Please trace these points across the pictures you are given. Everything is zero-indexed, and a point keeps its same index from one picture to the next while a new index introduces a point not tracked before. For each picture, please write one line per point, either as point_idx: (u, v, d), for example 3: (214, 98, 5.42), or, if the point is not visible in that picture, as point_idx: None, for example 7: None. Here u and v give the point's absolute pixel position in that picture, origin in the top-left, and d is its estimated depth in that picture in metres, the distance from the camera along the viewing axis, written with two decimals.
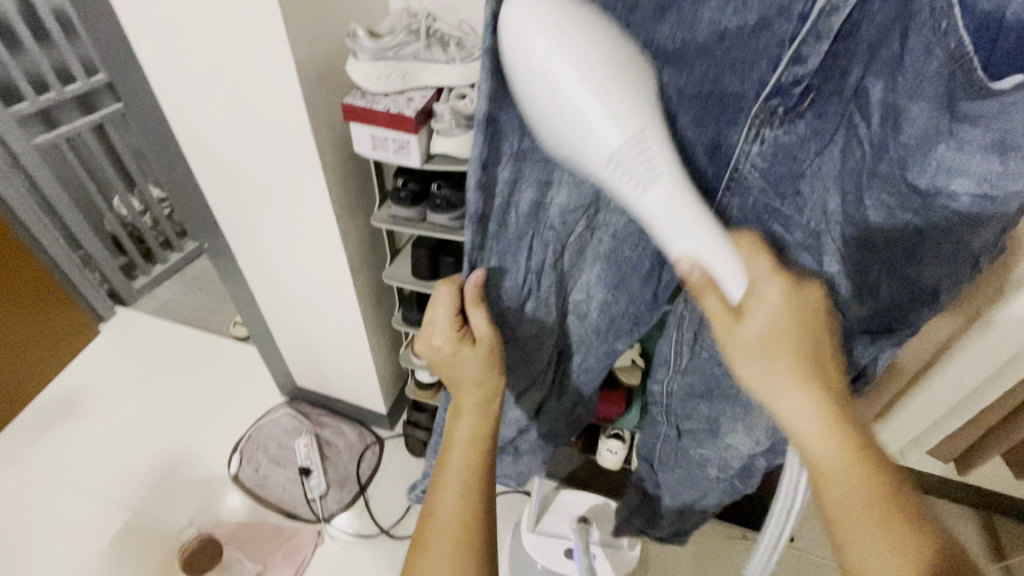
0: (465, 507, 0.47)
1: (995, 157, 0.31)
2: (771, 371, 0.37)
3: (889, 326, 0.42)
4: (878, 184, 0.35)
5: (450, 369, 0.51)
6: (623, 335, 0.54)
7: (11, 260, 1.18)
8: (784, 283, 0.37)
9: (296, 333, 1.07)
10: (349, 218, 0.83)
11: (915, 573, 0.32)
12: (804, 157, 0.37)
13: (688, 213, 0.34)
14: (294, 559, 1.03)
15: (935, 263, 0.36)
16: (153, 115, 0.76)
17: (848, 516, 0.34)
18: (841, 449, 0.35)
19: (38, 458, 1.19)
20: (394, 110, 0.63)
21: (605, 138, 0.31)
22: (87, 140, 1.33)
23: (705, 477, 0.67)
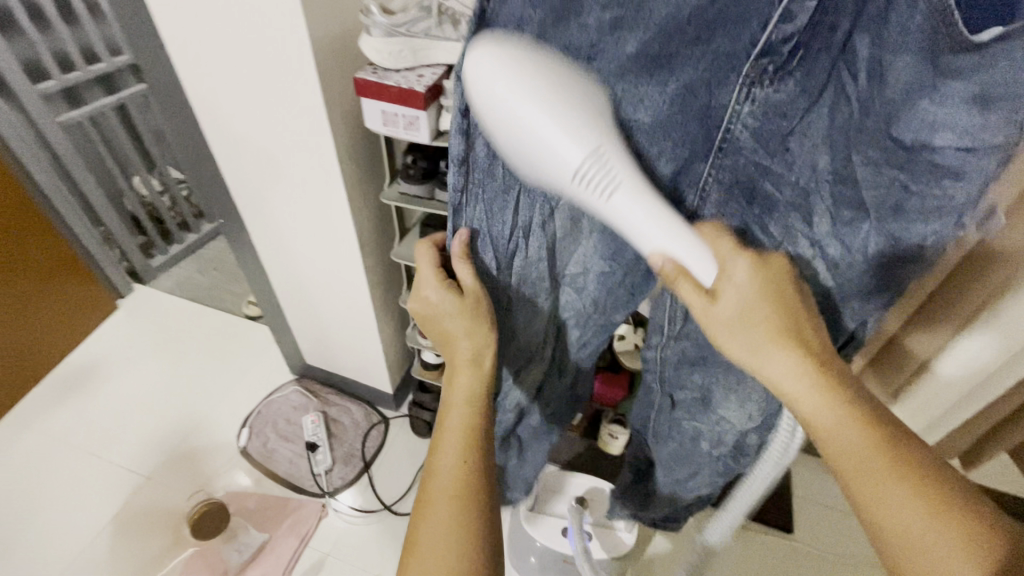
0: (462, 460, 0.46)
1: (976, 111, 0.32)
2: (753, 340, 0.41)
3: (882, 286, 0.43)
4: (864, 138, 0.38)
5: (440, 321, 0.52)
6: (620, 308, 0.57)
7: (34, 233, 1.22)
8: (749, 261, 0.42)
9: (306, 311, 1.09)
10: (360, 196, 0.85)
11: (912, 488, 0.36)
12: (794, 114, 0.39)
13: (653, 215, 0.38)
14: (299, 530, 1.06)
15: (923, 219, 0.38)
16: (172, 90, 0.78)
17: (847, 460, 0.38)
18: (823, 402, 0.39)
19: (56, 425, 1.23)
20: (404, 85, 0.64)
21: (567, 158, 0.35)
22: (110, 119, 1.37)
23: (698, 453, 0.66)
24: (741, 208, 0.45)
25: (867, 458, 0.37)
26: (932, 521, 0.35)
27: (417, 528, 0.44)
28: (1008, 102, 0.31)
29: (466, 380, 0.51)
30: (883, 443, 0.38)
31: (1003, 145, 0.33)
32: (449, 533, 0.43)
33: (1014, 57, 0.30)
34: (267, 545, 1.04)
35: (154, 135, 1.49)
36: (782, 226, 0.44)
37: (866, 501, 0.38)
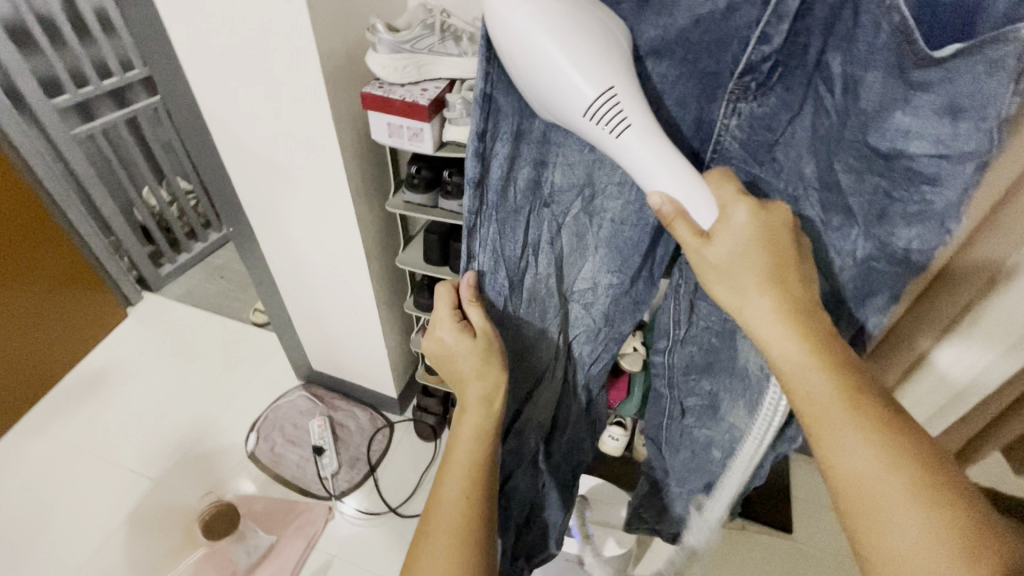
0: (466, 495, 0.47)
1: (946, 120, 0.34)
2: (741, 282, 0.40)
3: (869, 292, 0.44)
4: (844, 148, 0.40)
5: (454, 363, 0.54)
6: (627, 316, 0.59)
7: (48, 242, 1.25)
8: (749, 204, 0.40)
9: (312, 317, 1.12)
10: (367, 205, 0.87)
11: (886, 453, 0.34)
12: (778, 126, 0.44)
13: (661, 158, 0.39)
14: (306, 532, 1.08)
15: (906, 225, 0.38)
16: (186, 104, 0.81)
17: (814, 410, 0.37)
18: (803, 346, 0.38)
19: (68, 429, 1.25)
20: (409, 99, 0.67)
21: (581, 95, 0.37)
22: (121, 132, 1.40)
23: (711, 461, 0.67)
24: None
25: (837, 408, 0.36)
26: (896, 484, 0.33)
27: (414, 558, 0.45)
28: (976, 111, 0.32)
29: (474, 420, 0.52)
30: (855, 399, 0.36)
31: (976, 152, 0.34)
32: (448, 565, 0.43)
33: (976, 71, 0.31)
34: (275, 547, 1.06)
35: (164, 147, 1.53)
36: None
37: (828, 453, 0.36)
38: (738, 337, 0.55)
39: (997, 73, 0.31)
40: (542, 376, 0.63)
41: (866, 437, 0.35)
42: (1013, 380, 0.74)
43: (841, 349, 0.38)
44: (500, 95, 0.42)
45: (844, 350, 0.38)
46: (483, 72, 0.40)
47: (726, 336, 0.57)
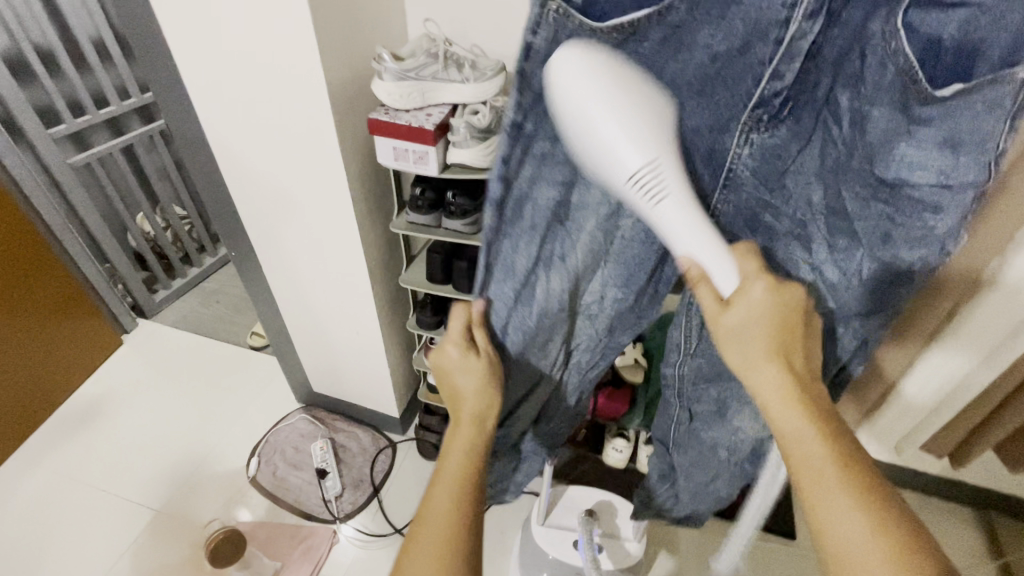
0: (455, 505, 0.45)
1: (948, 152, 0.38)
2: (749, 350, 0.43)
3: (876, 308, 0.48)
4: (851, 177, 0.43)
5: (456, 376, 0.55)
6: (627, 329, 0.62)
7: (42, 271, 1.24)
8: (766, 281, 0.43)
9: (315, 339, 1.12)
10: (371, 226, 0.89)
11: (879, 532, 0.35)
12: (787, 156, 0.46)
13: (692, 226, 0.42)
14: (312, 557, 1.07)
15: (909, 247, 0.43)
16: (193, 132, 0.83)
17: (813, 479, 0.38)
18: (802, 413, 0.40)
19: (63, 460, 1.23)
20: (415, 123, 0.69)
21: (626, 165, 0.38)
22: (117, 159, 1.41)
23: (717, 460, 0.71)
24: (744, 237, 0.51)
25: (832, 476, 0.37)
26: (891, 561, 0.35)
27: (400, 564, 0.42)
28: (974, 145, 0.37)
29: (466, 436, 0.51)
30: (849, 469, 0.38)
31: (974, 183, 0.38)
32: None
33: (975, 109, 0.36)
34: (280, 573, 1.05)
35: (159, 173, 1.53)
36: (784, 253, 0.50)
37: (821, 527, 0.37)
38: None
39: (994, 110, 0.35)
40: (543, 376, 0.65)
41: (860, 509, 0.36)
42: (1002, 377, 0.77)
43: (837, 422, 0.41)
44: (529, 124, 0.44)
45: (839, 423, 0.41)
46: (516, 102, 0.42)
47: None
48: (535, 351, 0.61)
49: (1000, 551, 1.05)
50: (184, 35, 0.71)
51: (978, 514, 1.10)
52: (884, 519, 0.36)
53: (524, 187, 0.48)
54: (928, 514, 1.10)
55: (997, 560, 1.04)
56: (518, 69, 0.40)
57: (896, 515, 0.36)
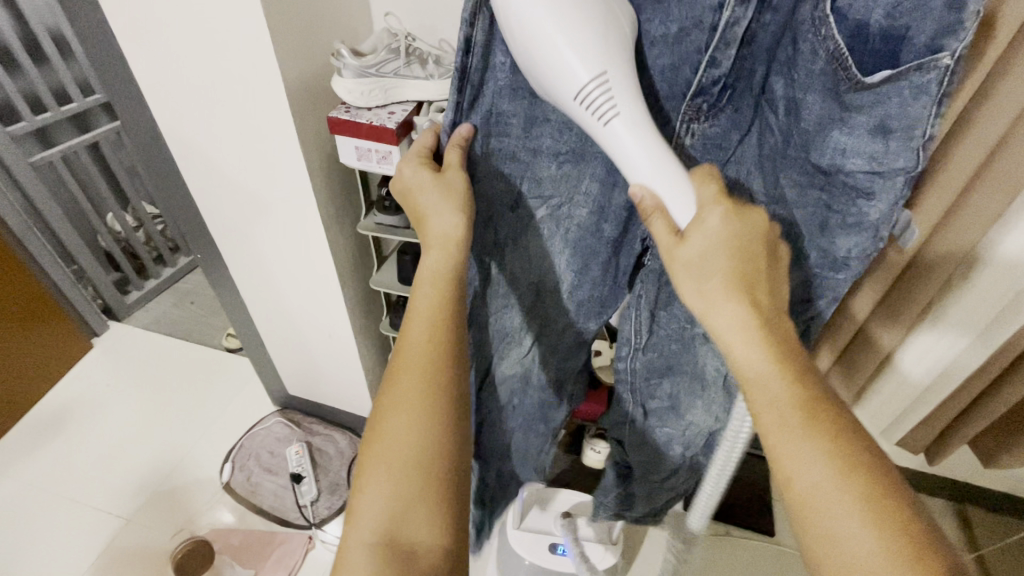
0: (433, 340, 0.43)
1: (879, 139, 0.39)
2: (708, 284, 0.40)
3: (815, 293, 0.50)
4: (789, 164, 0.45)
5: (416, 198, 0.47)
6: (591, 320, 0.60)
7: (4, 275, 1.20)
8: (725, 208, 0.41)
9: (287, 341, 1.09)
10: (338, 228, 0.87)
11: (838, 469, 0.35)
12: (728, 145, 0.47)
13: (643, 142, 0.40)
14: (286, 564, 1.05)
15: (844, 234, 0.44)
16: (149, 131, 0.79)
17: (774, 419, 0.37)
18: (766, 353, 0.38)
19: (31, 468, 1.20)
20: (376, 122, 0.67)
21: (575, 76, 0.37)
22: (82, 157, 1.37)
23: (670, 457, 0.71)
24: None
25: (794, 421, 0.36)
26: (850, 496, 0.34)
27: (381, 405, 0.43)
28: (902, 132, 0.38)
29: (437, 259, 0.45)
30: (812, 411, 0.37)
31: (905, 168, 0.39)
32: (412, 413, 0.41)
33: (903, 95, 0.36)
34: None
35: (128, 171, 1.49)
36: None
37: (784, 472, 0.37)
38: (699, 343, 0.59)
39: (921, 96, 0.36)
40: (496, 359, 0.63)
41: (822, 449, 0.36)
42: (977, 374, 0.77)
43: (802, 359, 0.39)
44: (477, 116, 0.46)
45: (804, 360, 0.39)
46: (453, 101, 0.44)
47: (685, 342, 0.60)
48: (496, 324, 0.60)
49: (975, 543, 1.06)
50: (131, 31, 0.67)
51: (955, 507, 1.11)
52: (845, 460, 0.35)
53: (482, 173, 0.49)
54: None
55: (972, 552, 1.05)
56: (459, 64, 0.42)
57: (859, 451, 0.36)
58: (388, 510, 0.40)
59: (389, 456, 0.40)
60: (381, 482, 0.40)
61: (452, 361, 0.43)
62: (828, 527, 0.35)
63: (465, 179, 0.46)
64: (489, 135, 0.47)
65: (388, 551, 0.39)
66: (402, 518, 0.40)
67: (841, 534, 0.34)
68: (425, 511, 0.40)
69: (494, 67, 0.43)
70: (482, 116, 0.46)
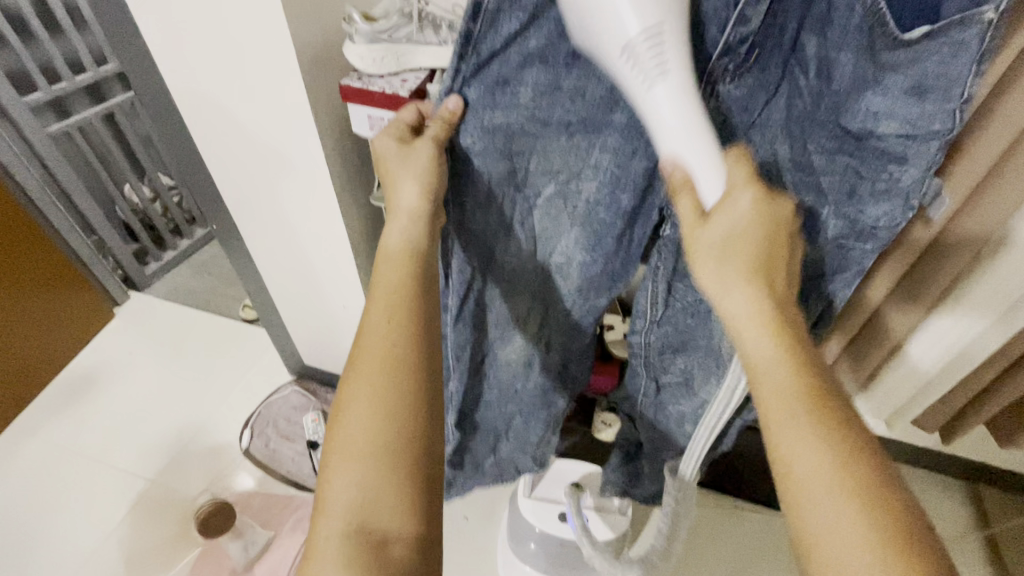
0: (386, 331, 0.44)
1: (915, 100, 0.40)
2: (727, 269, 0.40)
3: (838, 265, 0.52)
4: (818, 129, 0.45)
5: (387, 167, 0.49)
6: (603, 293, 0.59)
7: (28, 245, 1.23)
8: (754, 191, 0.41)
9: (304, 312, 1.11)
10: (352, 199, 0.87)
11: (830, 463, 0.36)
12: (755, 108, 0.46)
13: (681, 109, 0.40)
14: (303, 527, 1.09)
15: (875, 202, 0.46)
16: (163, 100, 0.79)
17: (779, 408, 0.38)
18: (778, 346, 0.39)
19: (60, 429, 1.25)
20: (389, 91, 0.66)
21: (625, 28, 0.38)
22: (98, 128, 1.37)
23: (681, 434, 0.71)
24: None
25: (796, 413, 0.38)
26: (843, 485, 0.36)
27: (342, 396, 0.43)
28: (940, 93, 0.39)
29: (402, 229, 0.47)
30: (820, 399, 0.38)
31: (939, 131, 0.40)
32: (371, 403, 0.42)
33: (943, 51, 0.37)
34: (274, 542, 1.08)
35: (144, 142, 1.49)
36: None
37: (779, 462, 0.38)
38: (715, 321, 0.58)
39: (961, 54, 0.36)
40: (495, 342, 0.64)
41: (822, 436, 0.37)
42: (998, 355, 0.75)
43: (812, 353, 0.40)
44: (471, 90, 0.45)
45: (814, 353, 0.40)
46: (454, 68, 0.43)
47: (699, 316, 0.59)
48: (500, 303, 0.61)
49: (986, 522, 1.06)
50: None
51: (968, 487, 1.11)
52: (842, 456, 0.36)
53: (470, 143, 0.48)
54: (921, 489, 1.10)
55: (982, 531, 1.05)
56: (465, 29, 0.41)
57: (857, 448, 0.37)
58: (354, 502, 0.40)
59: (350, 450, 0.41)
60: (348, 472, 0.41)
61: (417, 348, 0.44)
62: (819, 520, 0.36)
63: (435, 151, 0.47)
64: (485, 106, 0.46)
65: (360, 540, 0.40)
66: (372, 511, 0.40)
67: (830, 527, 0.35)
68: (389, 508, 0.40)
69: (507, 36, 0.42)
70: (484, 87, 0.45)
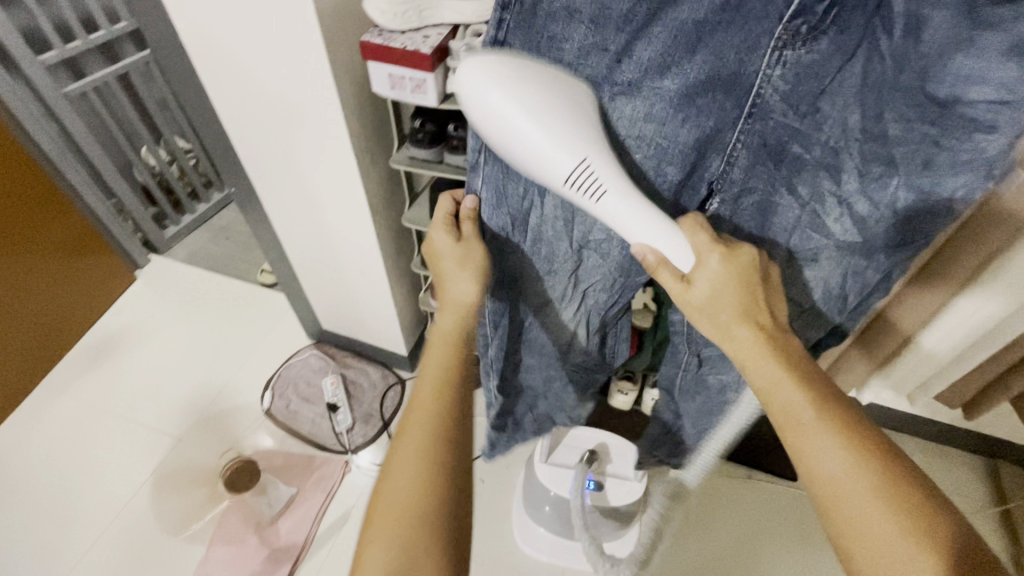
0: (438, 393, 0.47)
1: (1015, 63, 0.34)
2: (721, 316, 0.44)
3: (905, 241, 0.46)
4: (897, 95, 0.39)
5: (438, 263, 0.54)
6: (643, 270, 0.55)
7: (50, 206, 1.24)
8: (721, 252, 0.44)
9: (324, 277, 1.11)
10: (370, 162, 0.85)
11: (855, 470, 0.38)
12: (826, 74, 0.40)
13: (635, 210, 0.43)
14: (325, 485, 1.13)
15: (954, 174, 0.40)
16: (180, 58, 0.77)
17: (792, 422, 0.40)
18: (778, 366, 0.42)
19: (89, 387, 1.29)
20: (410, 47, 0.63)
21: (558, 167, 0.41)
22: (113, 88, 1.35)
23: (722, 400, 0.70)
24: (767, 170, 0.46)
25: (812, 420, 0.40)
26: (870, 485, 0.37)
27: (392, 457, 0.45)
28: None
29: (451, 321, 0.52)
30: (823, 407, 0.40)
31: None
32: (414, 462, 0.43)
33: None
34: (296, 499, 1.11)
35: (159, 104, 1.48)
36: (809, 183, 0.45)
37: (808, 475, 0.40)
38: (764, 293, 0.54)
39: None
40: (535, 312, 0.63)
41: (837, 441, 0.39)
42: None
43: (813, 370, 0.43)
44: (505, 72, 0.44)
45: (816, 369, 0.43)
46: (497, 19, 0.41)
47: None
48: (537, 271, 0.57)
49: (1003, 499, 1.06)
50: None
51: (986, 463, 1.10)
52: (867, 461, 0.38)
53: None
54: (937, 464, 1.10)
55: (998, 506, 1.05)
56: None
57: (878, 451, 0.38)
58: (393, 568, 0.41)
59: (395, 509, 0.42)
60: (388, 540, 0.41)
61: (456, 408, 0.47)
62: (862, 534, 0.37)
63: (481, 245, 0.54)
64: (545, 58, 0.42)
65: None
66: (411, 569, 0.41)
67: (877, 539, 0.36)
68: (427, 563, 0.41)
69: None
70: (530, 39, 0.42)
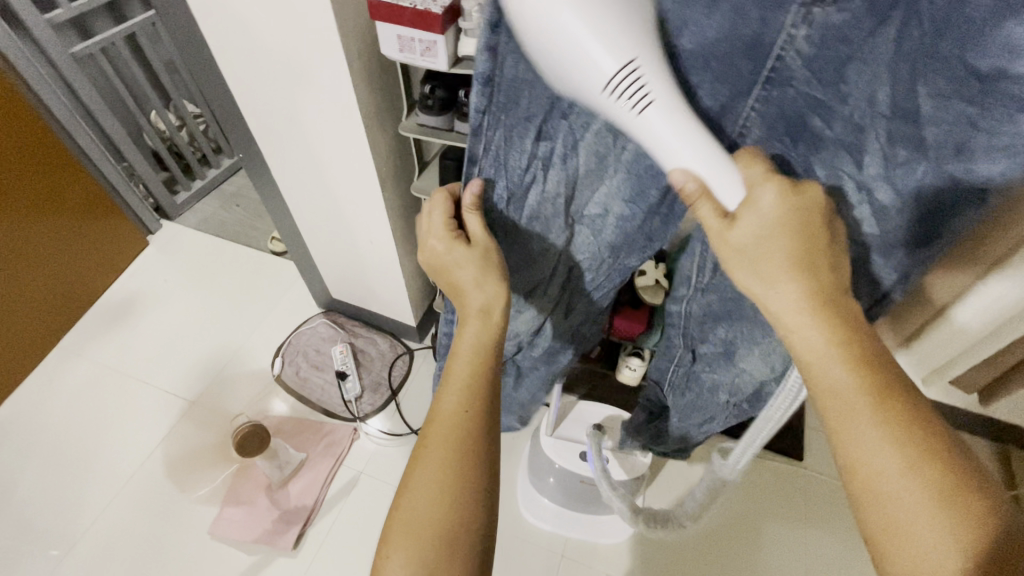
0: (463, 405, 0.46)
1: None
2: (766, 266, 0.39)
3: (930, 236, 0.41)
4: (933, 67, 0.33)
5: (451, 272, 0.52)
6: (634, 251, 0.55)
7: (61, 168, 1.24)
8: (779, 187, 0.38)
9: (333, 246, 1.10)
10: (379, 128, 0.83)
11: (904, 464, 0.35)
12: (857, 38, 0.35)
13: (682, 131, 0.36)
14: (334, 451, 1.14)
15: (988, 160, 0.35)
16: (184, 18, 0.75)
17: (842, 406, 0.37)
18: (828, 338, 0.38)
19: (102, 350, 1.32)
20: (419, 7, 0.60)
21: (600, 69, 0.33)
22: (120, 49, 1.33)
23: (714, 402, 0.69)
24: (785, 145, 0.42)
25: (862, 405, 0.36)
26: (920, 485, 0.35)
27: (413, 468, 0.45)
28: None
29: (474, 331, 0.50)
30: (880, 394, 0.36)
31: None
32: (440, 477, 0.44)
33: None
34: (306, 464, 1.13)
35: (167, 66, 1.45)
36: (827, 163, 0.41)
37: (852, 463, 0.37)
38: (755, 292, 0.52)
39: None
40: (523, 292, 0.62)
41: (888, 434, 0.36)
42: None
43: (872, 344, 0.38)
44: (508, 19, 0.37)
45: (875, 344, 0.38)
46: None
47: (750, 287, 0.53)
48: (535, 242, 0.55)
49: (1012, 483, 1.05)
50: None
51: (996, 447, 1.09)
52: (919, 454, 0.35)
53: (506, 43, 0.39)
54: None
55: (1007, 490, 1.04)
56: None
57: (931, 442, 0.36)
58: None
59: (418, 523, 0.43)
60: (410, 546, 0.42)
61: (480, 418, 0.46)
62: (909, 531, 0.35)
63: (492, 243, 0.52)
64: None
65: None
66: None
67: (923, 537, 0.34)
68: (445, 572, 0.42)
69: None
70: None
